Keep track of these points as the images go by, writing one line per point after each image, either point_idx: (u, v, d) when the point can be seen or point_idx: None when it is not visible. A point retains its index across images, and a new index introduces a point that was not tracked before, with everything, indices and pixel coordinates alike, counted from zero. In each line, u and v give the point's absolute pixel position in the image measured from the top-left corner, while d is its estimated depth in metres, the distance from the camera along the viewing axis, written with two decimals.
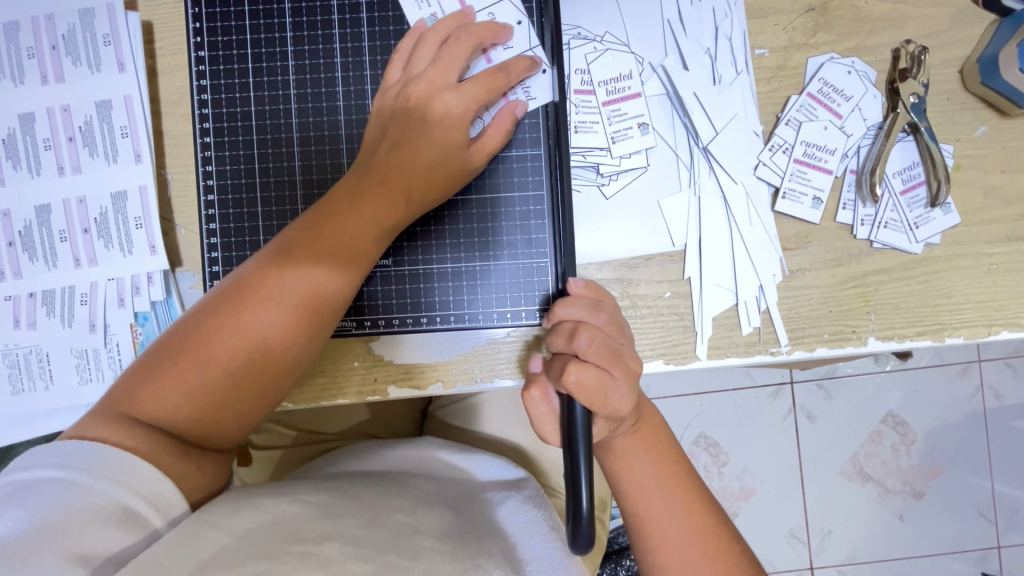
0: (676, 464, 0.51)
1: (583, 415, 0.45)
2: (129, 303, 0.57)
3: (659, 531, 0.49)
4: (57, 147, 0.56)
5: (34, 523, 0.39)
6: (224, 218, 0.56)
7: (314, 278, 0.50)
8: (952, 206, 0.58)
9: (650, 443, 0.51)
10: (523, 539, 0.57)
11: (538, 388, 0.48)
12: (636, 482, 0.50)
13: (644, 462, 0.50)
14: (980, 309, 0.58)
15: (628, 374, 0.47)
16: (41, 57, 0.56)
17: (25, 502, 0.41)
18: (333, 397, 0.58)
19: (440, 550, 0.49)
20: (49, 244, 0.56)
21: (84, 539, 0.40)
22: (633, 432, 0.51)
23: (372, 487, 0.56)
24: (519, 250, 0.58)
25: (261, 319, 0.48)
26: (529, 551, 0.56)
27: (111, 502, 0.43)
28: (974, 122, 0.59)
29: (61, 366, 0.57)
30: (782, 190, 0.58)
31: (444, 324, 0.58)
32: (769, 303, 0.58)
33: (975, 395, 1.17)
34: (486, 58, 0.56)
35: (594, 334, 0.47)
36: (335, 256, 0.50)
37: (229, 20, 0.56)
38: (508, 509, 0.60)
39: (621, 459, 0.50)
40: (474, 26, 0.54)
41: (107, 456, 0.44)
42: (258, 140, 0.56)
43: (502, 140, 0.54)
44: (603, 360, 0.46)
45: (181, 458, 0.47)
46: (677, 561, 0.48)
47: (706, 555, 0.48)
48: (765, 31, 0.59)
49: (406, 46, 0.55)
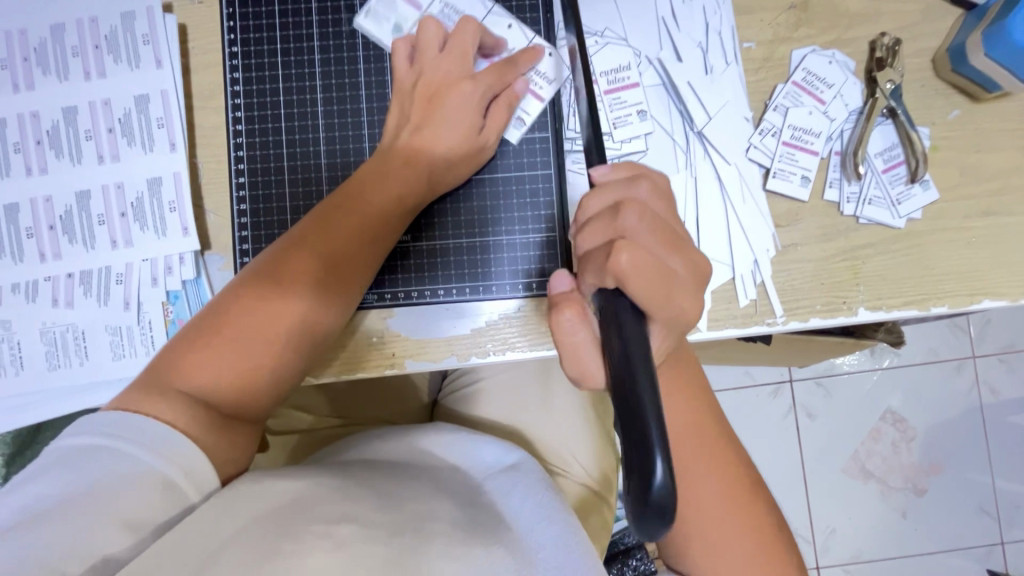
0: (700, 399, 0.53)
1: (636, 330, 0.37)
2: (162, 282, 0.60)
3: (682, 460, 0.51)
4: (97, 138, 0.60)
5: (86, 488, 0.43)
6: (254, 200, 0.60)
7: (345, 252, 0.54)
8: (931, 183, 0.63)
9: (680, 379, 0.52)
10: (529, 527, 0.53)
11: (571, 310, 0.45)
12: (666, 430, 0.52)
13: (673, 400, 0.51)
14: (962, 281, 0.62)
15: (686, 262, 0.43)
16: (84, 55, 0.61)
17: (77, 468, 0.44)
18: (353, 370, 0.61)
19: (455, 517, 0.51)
20: (88, 227, 0.60)
21: (127, 508, 0.43)
22: (665, 370, 0.52)
23: (388, 471, 0.59)
24: (529, 227, 0.62)
25: (296, 293, 0.52)
26: (534, 538, 0.52)
27: (151, 474, 0.45)
28: (946, 106, 0.63)
29: (96, 344, 0.60)
30: (772, 170, 0.63)
31: (459, 297, 0.61)
32: (764, 277, 0.62)
33: (971, 390, 1.20)
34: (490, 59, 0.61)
35: (642, 208, 0.42)
36: (364, 231, 0.54)
37: (261, 20, 0.61)
38: (514, 500, 0.57)
39: (654, 396, 0.51)
40: (482, 23, 0.60)
41: (149, 430, 0.47)
42: (286, 127, 0.61)
43: (503, 123, 0.59)
44: (656, 243, 0.42)
45: (214, 431, 0.49)
46: (696, 491, 0.50)
47: (722, 484, 0.51)
48: (752, 27, 0.64)
49: (414, 38, 0.59)
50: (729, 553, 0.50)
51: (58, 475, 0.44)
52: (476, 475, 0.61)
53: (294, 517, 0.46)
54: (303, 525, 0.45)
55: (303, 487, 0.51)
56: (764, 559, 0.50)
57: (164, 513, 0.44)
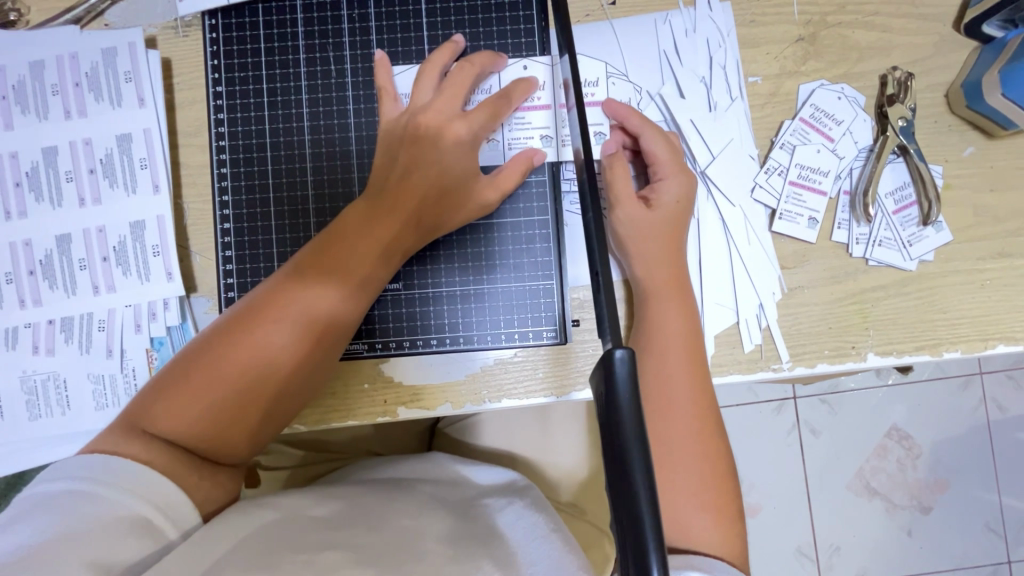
0: (697, 339, 0.55)
1: (633, 410, 0.31)
2: (145, 328, 0.58)
3: (666, 394, 0.53)
4: (78, 179, 0.58)
5: (57, 531, 0.41)
6: (240, 245, 0.58)
7: (327, 300, 0.51)
8: (944, 224, 0.60)
9: (680, 304, 0.56)
10: (524, 544, 0.54)
11: None
12: (665, 329, 0.55)
13: (673, 319, 0.55)
14: (976, 324, 0.60)
15: None
16: (65, 93, 0.59)
17: (48, 514, 0.42)
18: (343, 418, 0.59)
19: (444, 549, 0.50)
20: (69, 272, 0.58)
21: (102, 549, 0.41)
22: (666, 288, 0.56)
23: (377, 496, 0.58)
24: (525, 272, 0.60)
25: (272, 340, 0.49)
26: (528, 556, 0.52)
27: (129, 513, 0.44)
28: (960, 143, 0.61)
29: (78, 392, 0.58)
30: (779, 211, 0.60)
31: (452, 346, 0.59)
32: (769, 320, 0.60)
33: (977, 407, 1.17)
34: (502, 128, 0.59)
35: None
36: (350, 278, 0.52)
37: (246, 57, 0.59)
38: (510, 517, 0.59)
39: (653, 311, 0.56)
40: (472, 56, 0.57)
41: (126, 469, 0.45)
42: (273, 170, 0.59)
43: (517, 180, 0.56)
44: None
45: (185, 474, 0.47)
46: (669, 421, 0.53)
47: (697, 433, 0.53)
48: (758, 61, 0.62)
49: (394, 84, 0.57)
50: (685, 512, 0.51)
51: (28, 521, 0.41)
52: (475, 493, 0.64)
53: (276, 552, 0.45)
54: (287, 555, 0.45)
55: (288, 517, 0.50)
56: (716, 528, 0.51)
57: (139, 556, 0.42)
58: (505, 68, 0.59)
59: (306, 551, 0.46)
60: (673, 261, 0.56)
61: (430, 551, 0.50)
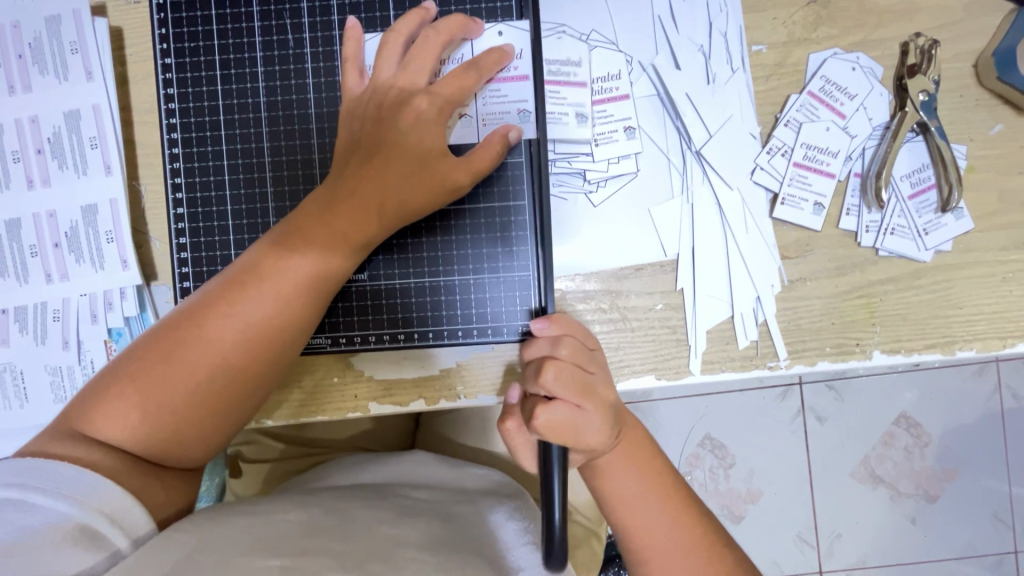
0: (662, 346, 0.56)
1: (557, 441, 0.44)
2: (102, 319, 0.55)
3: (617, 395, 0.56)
4: (25, 160, 0.55)
5: None
6: (194, 232, 0.54)
7: (280, 296, 0.47)
8: (965, 211, 0.55)
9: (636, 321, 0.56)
10: (514, 547, 0.55)
11: (514, 420, 0.48)
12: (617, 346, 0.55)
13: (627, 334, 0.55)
14: (995, 320, 0.54)
15: (601, 404, 0.45)
16: (7, 66, 0.55)
17: None
18: (312, 414, 0.56)
19: (425, 560, 0.47)
20: (20, 259, 0.55)
21: (42, 560, 0.37)
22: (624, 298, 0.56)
23: (348, 501, 0.55)
24: (500, 263, 0.55)
25: (220, 338, 0.46)
26: (518, 560, 0.53)
27: (69, 521, 0.40)
28: (988, 120, 0.55)
29: (36, 384, 0.56)
30: (781, 196, 0.55)
31: (423, 342, 0.56)
32: (767, 315, 0.55)
33: (991, 395, 1.12)
34: (475, 99, 0.54)
35: (560, 370, 0.44)
36: (302, 273, 0.48)
37: (196, 25, 0.54)
38: (501, 517, 0.59)
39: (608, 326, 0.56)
40: (441, 25, 0.51)
41: (64, 473, 0.42)
42: (228, 150, 0.54)
43: (492, 163, 0.51)
44: (573, 395, 0.43)
45: (135, 474, 0.45)
46: None
47: None
48: (763, 27, 0.55)
49: (360, 55, 0.52)
50: None
51: None
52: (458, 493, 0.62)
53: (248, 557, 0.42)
54: (260, 562, 0.42)
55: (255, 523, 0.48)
56: None
57: (84, 567, 0.39)
58: (481, 36, 0.54)
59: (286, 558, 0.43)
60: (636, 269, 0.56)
61: (410, 560, 0.47)
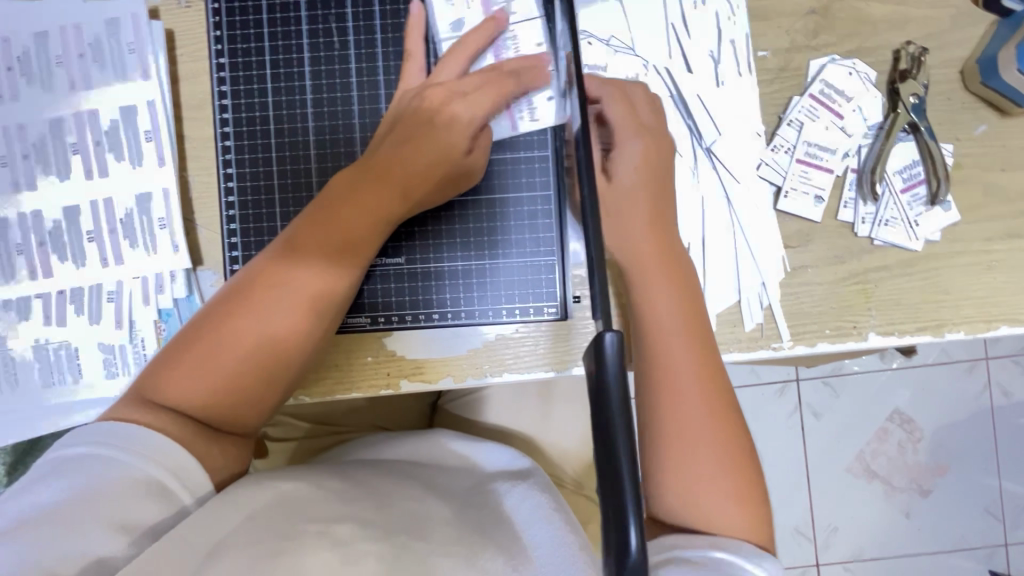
0: (686, 285, 0.55)
1: (617, 368, 0.33)
2: (154, 300, 0.59)
3: (668, 368, 0.52)
4: (84, 152, 0.59)
5: (79, 496, 0.43)
6: (244, 219, 0.58)
7: (323, 269, 0.52)
8: (952, 204, 0.60)
9: (667, 271, 0.55)
10: (529, 525, 0.54)
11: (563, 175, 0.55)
12: (658, 304, 0.53)
13: (667, 300, 0.54)
14: (980, 306, 0.59)
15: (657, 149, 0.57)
16: (69, 64, 0.59)
17: (69, 478, 0.44)
18: (347, 390, 0.60)
19: (448, 534, 0.51)
20: (78, 244, 0.59)
21: (122, 512, 0.43)
22: (649, 247, 0.55)
23: (383, 479, 0.60)
24: (527, 249, 0.60)
25: (273, 307, 0.50)
26: (531, 538, 0.52)
27: (142, 476, 0.46)
28: (973, 121, 0.60)
29: (90, 362, 0.59)
30: (784, 189, 0.60)
31: (455, 320, 0.60)
32: (771, 299, 0.60)
33: (981, 392, 1.17)
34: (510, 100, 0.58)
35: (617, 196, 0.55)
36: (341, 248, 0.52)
37: (248, 28, 0.59)
38: (516, 498, 0.59)
39: (648, 304, 0.54)
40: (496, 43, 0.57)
41: (134, 433, 0.47)
42: (276, 143, 0.59)
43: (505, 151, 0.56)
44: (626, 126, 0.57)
45: (197, 437, 0.49)
46: (680, 403, 0.51)
47: (710, 412, 0.51)
48: (768, 34, 0.60)
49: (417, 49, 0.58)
50: (709, 499, 0.49)
51: (53, 484, 0.44)
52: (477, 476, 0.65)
53: (292, 523, 0.47)
54: (302, 527, 0.47)
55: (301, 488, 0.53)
56: (740, 510, 0.49)
57: (157, 518, 0.45)
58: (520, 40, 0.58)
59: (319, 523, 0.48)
60: (655, 233, 0.55)
61: (435, 529, 0.52)
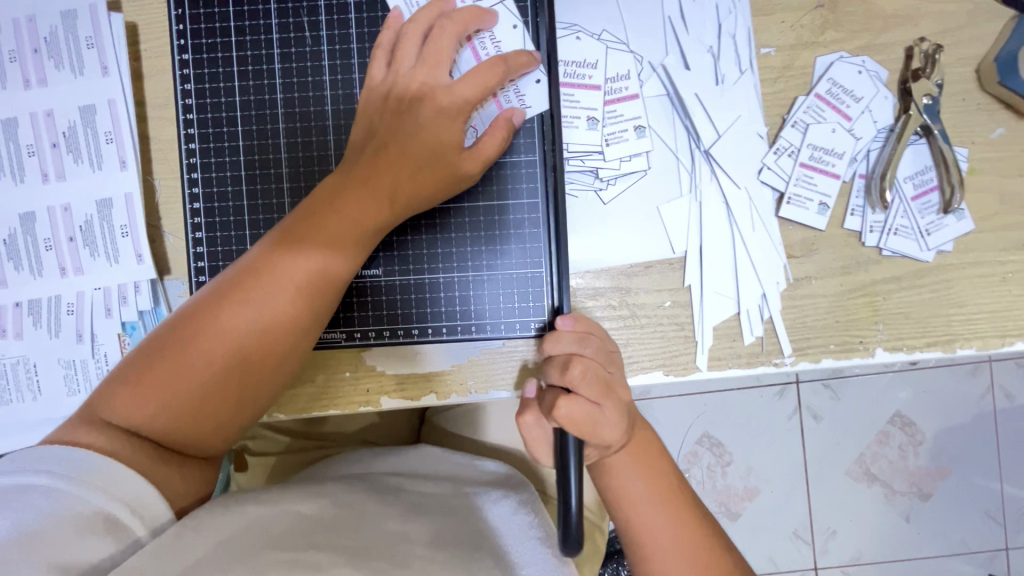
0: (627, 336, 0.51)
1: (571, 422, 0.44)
2: (116, 313, 0.56)
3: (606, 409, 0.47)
4: (40, 154, 0.55)
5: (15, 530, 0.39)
6: (210, 226, 0.54)
7: (293, 284, 0.48)
8: (966, 212, 0.56)
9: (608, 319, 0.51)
10: (518, 543, 0.54)
11: None
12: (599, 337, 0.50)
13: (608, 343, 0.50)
14: (994, 319, 0.56)
15: None
16: (23, 61, 0.55)
17: (7, 509, 0.40)
18: (324, 408, 0.56)
19: (429, 558, 0.47)
20: (34, 253, 0.55)
21: (65, 549, 0.39)
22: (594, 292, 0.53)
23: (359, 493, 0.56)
24: (515, 259, 0.56)
25: (242, 322, 0.47)
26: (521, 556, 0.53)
27: (92, 509, 0.42)
28: (989, 123, 0.56)
29: (48, 377, 0.56)
30: (787, 195, 0.56)
31: (437, 337, 0.57)
32: (772, 311, 0.56)
33: (985, 394, 1.14)
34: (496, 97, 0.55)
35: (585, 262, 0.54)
36: (315, 259, 0.48)
37: (213, 22, 0.55)
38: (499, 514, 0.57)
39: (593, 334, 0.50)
40: (460, 11, 0.53)
41: (85, 462, 0.43)
42: (245, 146, 0.55)
43: (498, 149, 0.52)
44: None
45: (155, 466, 0.46)
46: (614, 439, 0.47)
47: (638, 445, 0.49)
48: (772, 30, 0.57)
49: (387, 40, 0.53)
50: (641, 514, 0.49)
51: None
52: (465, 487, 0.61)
53: (253, 554, 0.43)
54: (271, 557, 0.43)
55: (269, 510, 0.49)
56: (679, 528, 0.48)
57: (105, 556, 0.41)
58: (497, 25, 0.55)
59: (281, 551, 0.44)
60: None
61: (413, 553, 0.48)
